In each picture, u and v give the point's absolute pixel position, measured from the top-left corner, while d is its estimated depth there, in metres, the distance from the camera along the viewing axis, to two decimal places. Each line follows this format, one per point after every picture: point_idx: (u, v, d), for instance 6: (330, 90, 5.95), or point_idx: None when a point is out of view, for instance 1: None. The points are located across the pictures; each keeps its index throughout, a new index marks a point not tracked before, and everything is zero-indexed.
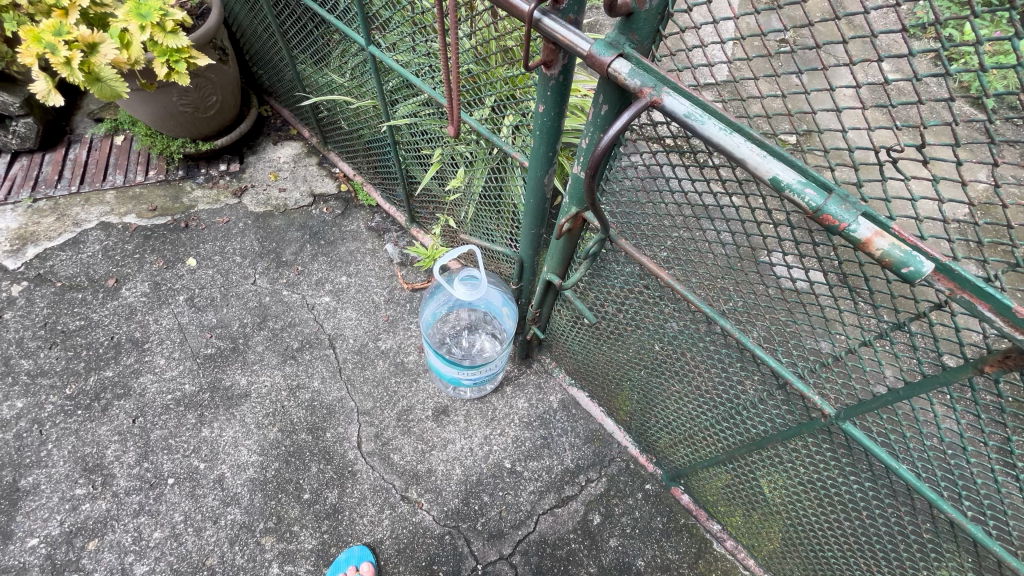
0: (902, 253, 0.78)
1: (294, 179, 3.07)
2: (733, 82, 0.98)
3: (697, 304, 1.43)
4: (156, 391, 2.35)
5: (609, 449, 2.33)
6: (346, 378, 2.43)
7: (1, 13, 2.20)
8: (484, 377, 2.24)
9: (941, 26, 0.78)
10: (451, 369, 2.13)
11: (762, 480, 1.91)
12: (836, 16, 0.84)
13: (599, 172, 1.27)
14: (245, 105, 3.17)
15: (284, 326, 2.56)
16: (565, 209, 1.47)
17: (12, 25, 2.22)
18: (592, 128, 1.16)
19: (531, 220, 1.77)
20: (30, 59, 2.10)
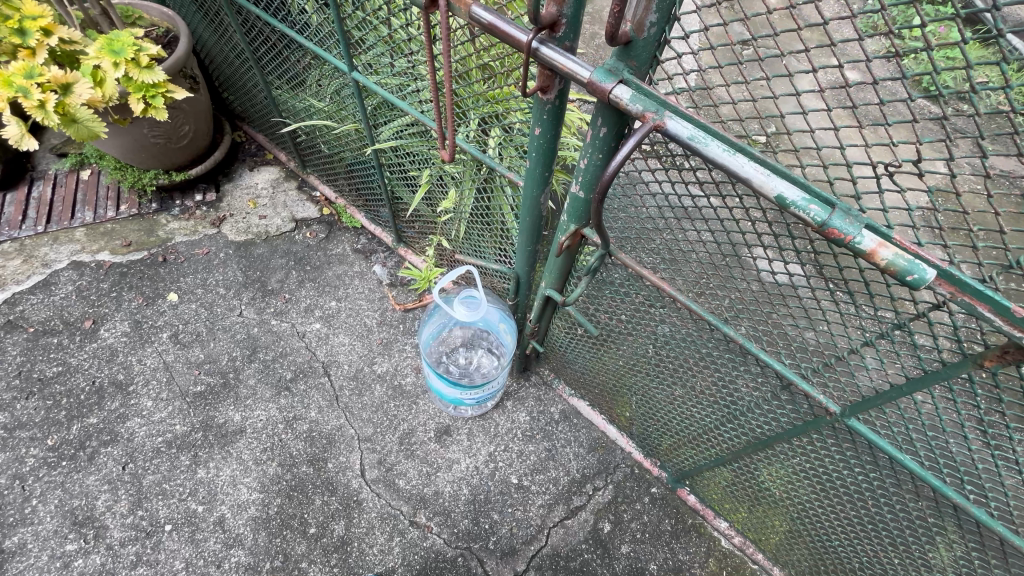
0: (905, 262, 0.82)
1: (273, 205, 3.02)
2: (728, 102, 1.01)
3: (697, 311, 1.46)
4: (144, 435, 2.26)
5: (613, 455, 2.35)
6: (343, 406, 2.40)
7: None
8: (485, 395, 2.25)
9: (931, 47, 0.82)
10: (450, 389, 2.13)
11: (768, 477, 1.96)
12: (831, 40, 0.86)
13: (599, 192, 1.30)
14: (218, 132, 3.11)
15: (275, 357, 2.50)
16: (564, 226, 1.49)
17: None
18: (592, 149, 1.19)
19: (526, 238, 1.78)
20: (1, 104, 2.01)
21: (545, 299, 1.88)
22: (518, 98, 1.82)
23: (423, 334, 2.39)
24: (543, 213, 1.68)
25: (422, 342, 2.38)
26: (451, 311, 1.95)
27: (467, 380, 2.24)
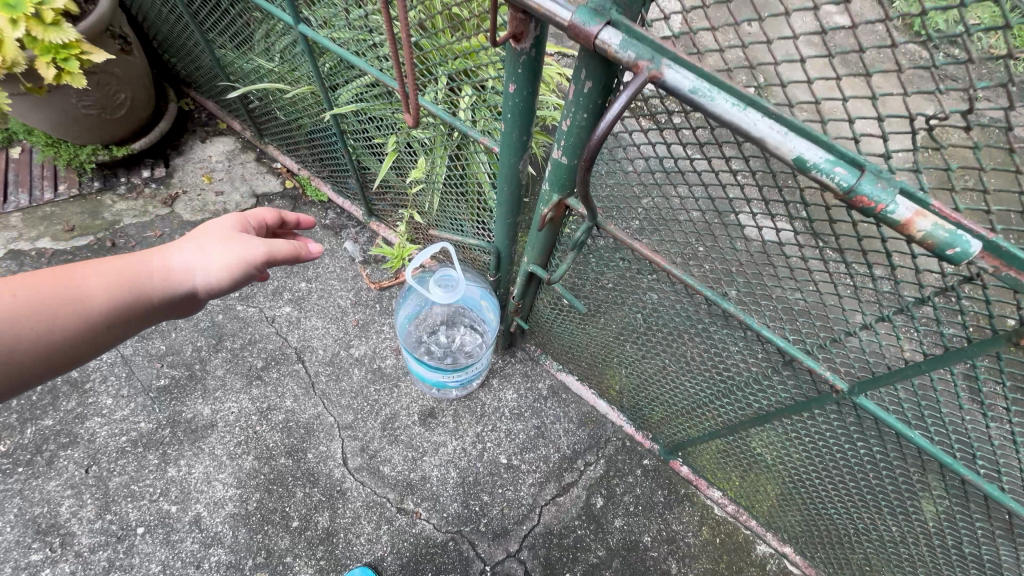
0: (947, 234, 0.71)
1: (230, 180, 2.78)
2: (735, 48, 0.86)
3: (692, 284, 1.32)
4: (106, 435, 2.11)
5: (604, 429, 2.30)
6: (320, 393, 2.27)
7: None
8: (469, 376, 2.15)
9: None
10: (433, 373, 2.02)
11: (766, 448, 1.91)
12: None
13: (585, 157, 1.15)
14: (161, 100, 2.81)
15: (243, 345, 2.34)
16: (546, 197, 1.34)
17: None
18: (576, 108, 1.03)
19: (505, 210, 1.62)
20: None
21: (529, 275, 1.74)
22: (489, 51, 1.62)
23: (398, 317, 2.24)
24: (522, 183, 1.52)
25: (398, 326, 2.23)
26: (429, 291, 1.81)
27: (449, 363, 2.12)
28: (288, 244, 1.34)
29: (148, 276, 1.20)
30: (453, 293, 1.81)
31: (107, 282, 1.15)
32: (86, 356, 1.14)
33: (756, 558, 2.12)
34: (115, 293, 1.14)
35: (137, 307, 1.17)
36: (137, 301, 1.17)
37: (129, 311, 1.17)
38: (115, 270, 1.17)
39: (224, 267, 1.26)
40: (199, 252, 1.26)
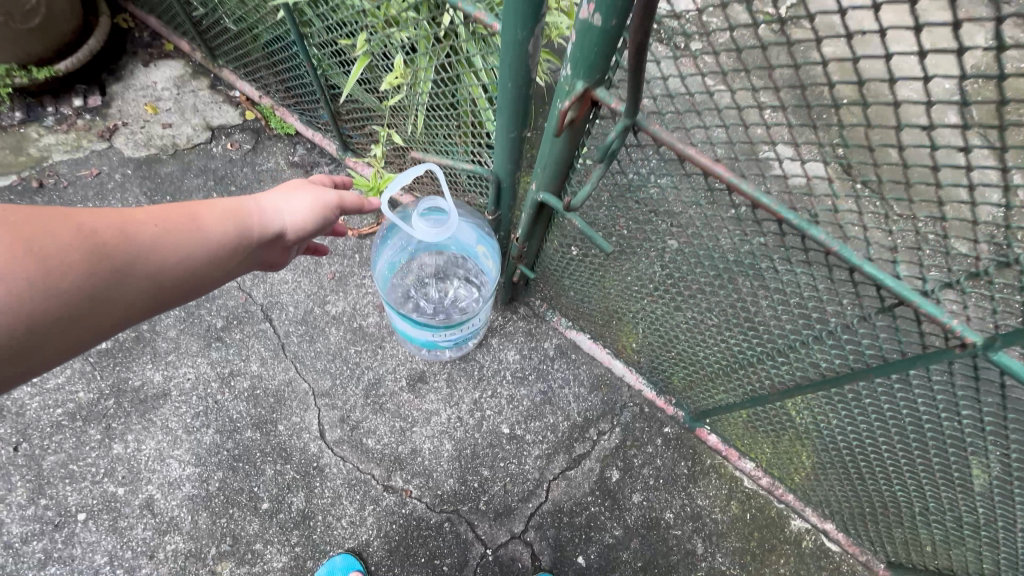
0: None
1: (179, 110, 2.36)
2: None
3: (768, 202, 0.95)
4: (39, 408, 1.79)
5: (620, 394, 2.01)
6: (291, 357, 1.96)
7: None
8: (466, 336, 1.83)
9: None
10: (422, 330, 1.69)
11: (819, 416, 1.62)
12: None
13: (629, 12, 0.82)
14: (91, 12, 2.35)
15: (199, 302, 2.00)
16: (565, 86, 0.99)
17: None
18: None
19: (508, 120, 1.27)
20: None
21: (538, 206, 1.40)
22: None
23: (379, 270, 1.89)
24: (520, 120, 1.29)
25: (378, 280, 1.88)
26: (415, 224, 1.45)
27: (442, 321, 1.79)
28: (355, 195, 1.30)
29: (249, 214, 1.07)
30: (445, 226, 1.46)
31: (215, 215, 1.01)
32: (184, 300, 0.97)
33: (790, 534, 1.88)
34: (219, 227, 1.01)
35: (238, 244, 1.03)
36: (241, 239, 1.03)
37: (235, 250, 1.03)
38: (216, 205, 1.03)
39: (311, 212, 1.19)
40: (286, 197, 1.17)
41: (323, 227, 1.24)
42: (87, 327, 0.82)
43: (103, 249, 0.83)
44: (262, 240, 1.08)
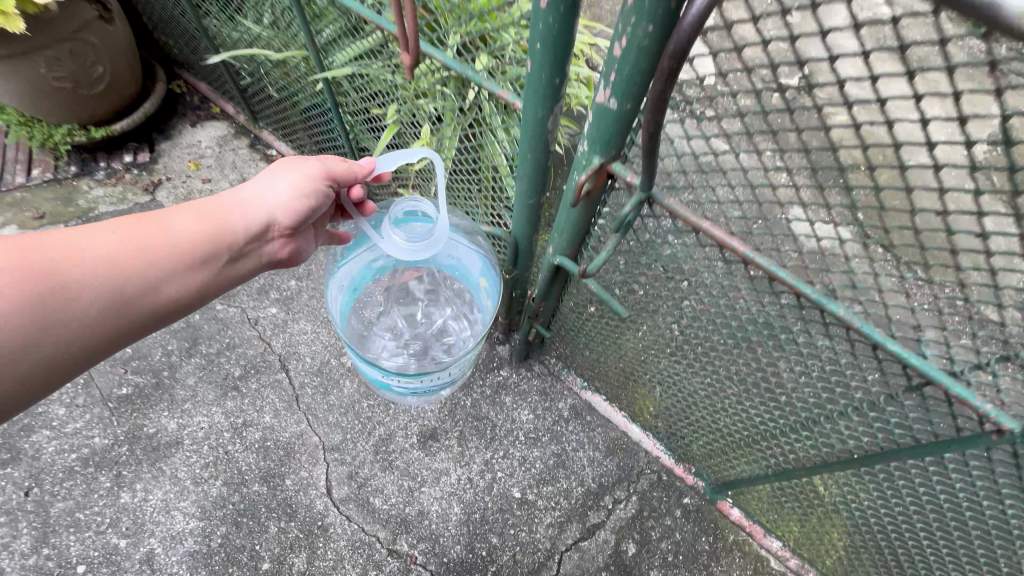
0: None
1: (220, 167, 2.51)
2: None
3: (786, 275, 0.97)
4: (54, 452, 1.81)
5: (637, 460, 1.93)
6: (304, 408, 1.95)
7: None
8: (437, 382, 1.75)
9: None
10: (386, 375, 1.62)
11: (850, 491, 1.54)
12: None
13: (643, 97, 0.86)
14: (149, 80, 2.58)
15: (220, 350, 2.05)
16: (584, 159, 1.02)
17: None
18: (638, 17, 0.74)
19: (528, 185, 1.31)
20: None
21: (554, 268, 1.41)
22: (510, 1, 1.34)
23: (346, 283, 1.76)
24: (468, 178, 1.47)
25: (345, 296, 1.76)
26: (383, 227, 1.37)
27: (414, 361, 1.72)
28: (343, 162, 1.34)
29: (231, 214, 1.19)
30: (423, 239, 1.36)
31: (188, 223, 1.13)
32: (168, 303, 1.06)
33: None
34: (202, 230, 1.14)
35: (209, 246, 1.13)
36: (217, 238, 1.15)
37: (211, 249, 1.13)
38: (200, 214, 1.16)
39: (298, 192, 1.25)
40: (266, 188, 1.24)
41: (321, 207, 1.30)
42: (75, 328, 0.92)
43: (82, 262, 0.95)
44: (241, 234, 1.18)
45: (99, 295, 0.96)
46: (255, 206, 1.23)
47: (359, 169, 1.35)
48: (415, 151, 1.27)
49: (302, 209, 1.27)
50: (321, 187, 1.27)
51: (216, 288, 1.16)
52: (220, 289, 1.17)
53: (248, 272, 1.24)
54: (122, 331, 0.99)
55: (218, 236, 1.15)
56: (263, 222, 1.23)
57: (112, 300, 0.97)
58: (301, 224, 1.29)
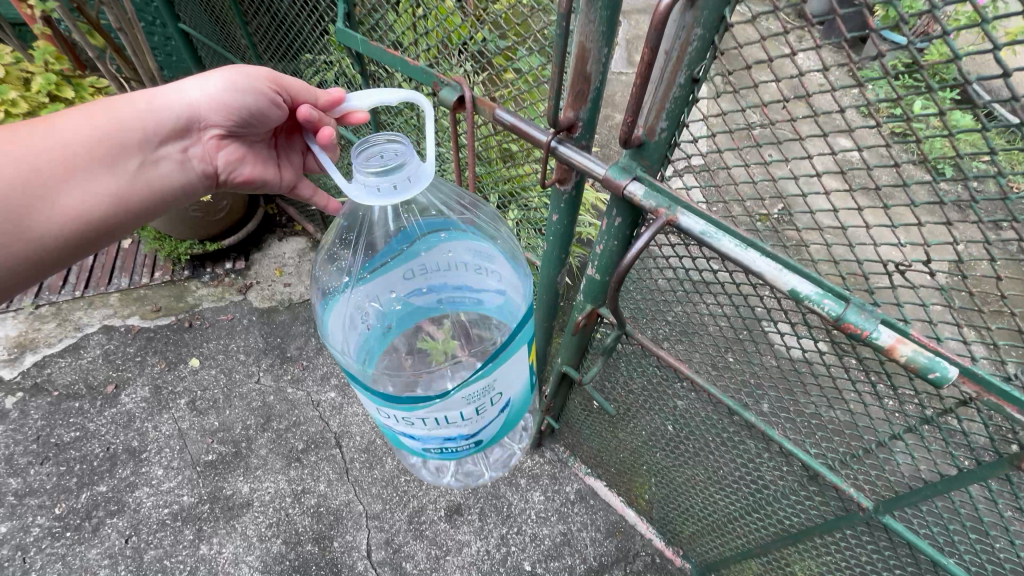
0: (926, 360, 0.83)
1: (298, 273, 3.10)
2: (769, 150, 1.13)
3: (715, 392, 1.42)
4: (151, 506, 2.22)
5: (633, 542, 2.22)
6: (353, 480, 2.34)
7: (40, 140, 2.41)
8: (460, 428, 1.20)
9: (970, 113, 0.83)
10: (388, 409, 1.14)
11: (797, 568, 1.82)
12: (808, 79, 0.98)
13: (613, 275, 1.33)
14: (252, 205, 3.29)
15: (288, 427, 2.49)
16: (580, 305, 1.51)
17: None
18: (608, 237, 1.25)
19: (543, 313, 1.81)
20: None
21: (561, 374, 1.86)
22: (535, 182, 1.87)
23: (352, 343, 1.34)
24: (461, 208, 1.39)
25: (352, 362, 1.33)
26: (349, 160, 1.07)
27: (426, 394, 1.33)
28: (302, 83, 1.33)
29: (135, 117, 1.24)
30: (393, 169, 1.02)
31: (88, 117, 1.20)
32: (70, 191, 1.15)
33: None
34: (102, 133, 1.20)
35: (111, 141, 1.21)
36: (118, 131, 1.22)
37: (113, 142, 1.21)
38: (98, 115, 1.21)
39: (219, 88, 1.27)
40: (183, 85, 1.28)
41: (255, 105, 1.28)
42: None
43: None
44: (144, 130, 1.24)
45: (5, 194, 1.08)
46: (166, 104, 1.27)
47: (321, 90, 1.36)
48: (395, 88, 1.11)
49: (230, 105, 1.28)
50: (256, 82, 1.26)
51: (134, 196, 1.25)
52: (139, 196, 1.26)
53: (166, 176, 1.29)
54: (43, 233, 1.13)
55: (122, 139, 1.22)
56: (178, 115, 1.27)
57: (25, 203, 1.10)
58: (227, 123, 1.30)
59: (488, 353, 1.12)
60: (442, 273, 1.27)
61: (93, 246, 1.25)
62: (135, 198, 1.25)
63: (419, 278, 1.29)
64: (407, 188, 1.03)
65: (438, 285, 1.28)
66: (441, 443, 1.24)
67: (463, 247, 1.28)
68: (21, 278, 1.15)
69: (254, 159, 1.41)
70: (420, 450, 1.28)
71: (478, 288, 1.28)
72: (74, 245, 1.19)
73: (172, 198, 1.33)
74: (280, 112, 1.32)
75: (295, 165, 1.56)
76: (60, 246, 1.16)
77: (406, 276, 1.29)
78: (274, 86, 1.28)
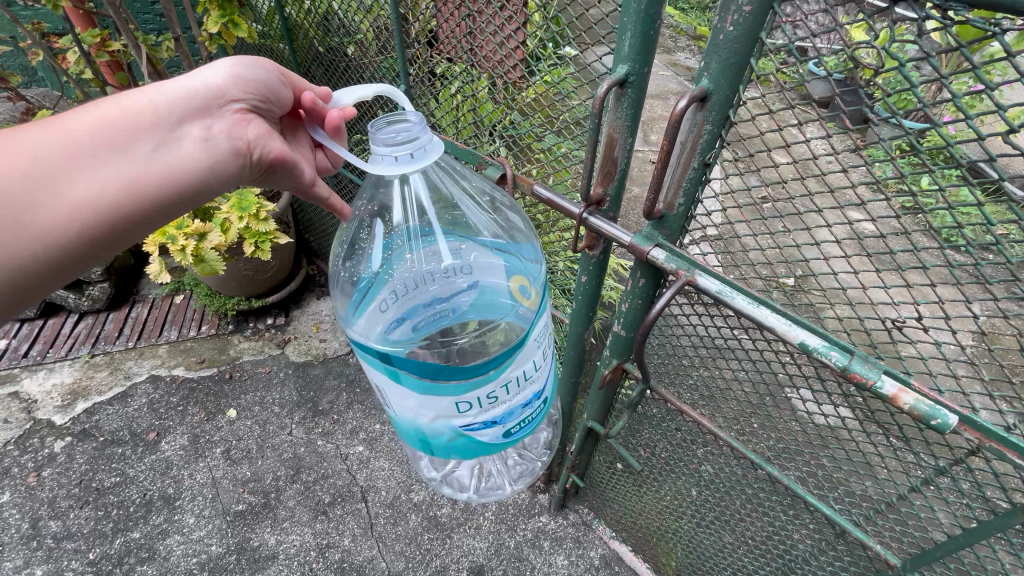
0: (928, 407, 0.93)
1: (334, 329, 3.26)
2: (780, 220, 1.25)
3: (738, 447, 1.47)
4: (180, 555, 2.29)
5: None
6: (377, 536, 2.35)
7: None
8: (533, 388, 1.28)
9: (951, 193, 0.96)
10: (478, 390, 1.17)
11: None
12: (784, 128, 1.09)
13: (638, 331, 1.46)
14: (295, 266, 3.54)
15: (316, 479, 2.54)
16: (606, 360, 1.62)
17: None
18: (633, 295, 1.38)
19: (570, 369, 1.90)
20: (151, 247, 2.66)
21: (587, 430, 1.93)
22: (563, 247, 2.04)
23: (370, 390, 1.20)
24: (483, 205, 1.47)
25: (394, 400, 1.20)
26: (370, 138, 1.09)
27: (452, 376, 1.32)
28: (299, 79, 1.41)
29: (146, 99, 1.11)
30: (409, 140, 1.07)
31: (99, 107, 1.09)
32: (78, 179, 1.02)
33: None
34: (111, 117, 1.07)
35: (122, 125, 1.08)
36: (129, 115, 1.09)
37: (124, 126, 1.08)
38: (108, 103, 1.10)
39: (234, 71, 1.23)
40: (199, 71, 1.19)
41: (266, 81, 1.29)
42: None
43: None
44: (161, 112, 1.11)
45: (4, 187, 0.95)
46: (181, 83, 1.16)
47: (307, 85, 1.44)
48: (370, 84, 1.19)
49: (246, 80, 1.25)
50: (263, 63, 1.30)
51: (153, 180, 1.09)
52: (159, 180, 1.09)
53: (189, 155, 1.13)
54: (48, 228, 0.99)
55: (132, 120, 1.08)
56: (196, 96, 1.16)
57: (25, 197, 0.97)
58: (250, 97, 1.25)
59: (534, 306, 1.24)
60: (411, 293, 1.29)
61: (112, 246, 1.09)
62: (156, 183, 1.09)
63: (392, 308, 1.28)
64: (424, 157, 1.08)
65: (410, 309, 1.27)
66: (522, 413, 1.29)
67: (422, 258, 1.34)
68: (28, 284, 1.01)
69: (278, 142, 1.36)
70: (502, 438, 1.30)
71: (448, 298, 1.30)
72: (90, 239, 1.04)
73: (201, 185, 1.16)
74: (287, 91, 1.36)
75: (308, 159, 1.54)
76: (69, 243, 1.02)
77: (382, 308, 1.29)
78: (277, 69, 1.34)
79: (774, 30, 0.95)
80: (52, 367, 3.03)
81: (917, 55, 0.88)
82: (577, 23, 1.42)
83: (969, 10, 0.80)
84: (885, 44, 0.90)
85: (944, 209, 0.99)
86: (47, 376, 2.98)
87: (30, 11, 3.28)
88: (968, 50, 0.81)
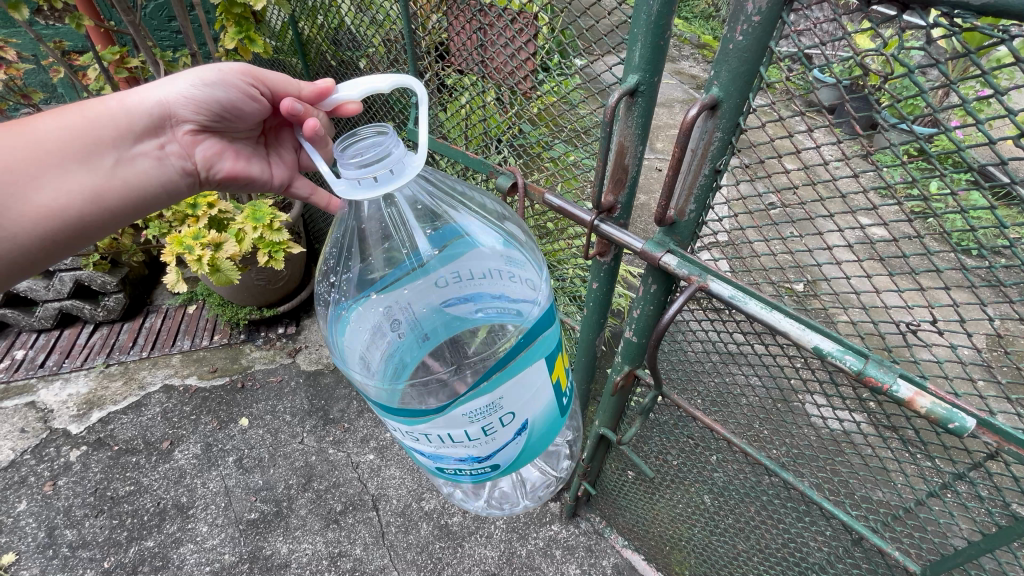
0: (945, 410, 0.93)
1: None
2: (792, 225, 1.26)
3: (753, 453, 1.46)
4: (194, 563, 2.30)
5: None
6: (388, 544, 2.35)
7: (150, 224, 2.89)
8: (471, 451, 1.24)
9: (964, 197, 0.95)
10: (393, 423, 1.23)
11: None
12: (790, 133, 1.09)
13: (651, 337, 1.46)
14: (307, 276, 3.58)
15: (328, 487, 2.55)
16: (618, 366, 1.62)
17: (155, 231, 2.88)
18: (645, 302, 1.39)
19: (581, 375, 1.90)
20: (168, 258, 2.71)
21: (599, 437, 1.92)
22: (573, 254, 2.05)
23: (378, 351, 1.35)
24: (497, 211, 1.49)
25: (375, 374, 1.33)
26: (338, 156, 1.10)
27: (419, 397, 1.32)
28: (283, 78, 1.39)
29: (106, 115, 1.24)
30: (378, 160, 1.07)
31: (57, 116, 1.20)
32: (41, 188, 1.15)
33: None
34: (71, 130, 1.20)
35: (82, 138, 1.20)
36: (89, 130, 1.22)
37: (84, 140, 1.21)
38: (67, 116, 1.21)
39: (191, 86, 1.29)
40: (152, 87, 1.30)
41: (228, 98, 1.32)
42: None
43: None
44: (119, 130, 1.25)
45: None
46: (138, 103, 1.28)
47: (303, 82, 1.38)
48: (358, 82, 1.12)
49: (204, 100, 1.31)
50: (229, 76, 1.31)
51: (112, 193, 1.25)
52: (117, 193, 1.25)
53: (144, 172, 1.29)
54: (17, 230, 1.12)
55: (93, 135, 1.22)
56: (151, 114, 1.29)
57: None
58: (203, 118, 1.33)
59: (491, 367, 1.15)
60: (478, 282, 1.29)
61: (70, 246, 1.23)
62: (114, 195, 1.25)
63: (451, 287, 1.31)
64: (387, 181, 1.07)
65: (474, 293, 1.29)
66: (455, 463, 1.28)
67: (489, 254, 1.33)
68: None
69: (235, 155, 1.43)
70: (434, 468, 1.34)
71: (514, 298, 1.29)
72: (54, 243, 1.19)
73: (152, 197, 1.33)
74: (256, 103, 1.36)
75: (286, 162, 1.59)
76: (35, 242, 1.16)
77: (439, 284, 1.32)
78: (249, 79, 1.34)
79: (781, 40, 0.97)
80: (68, 377, 3.07)
81: (925, 61, 0.89)
82: (586, 34, 1.44)
83: (976, 18, 0.80)
84: (891, 51, 0.90)
85: (956, 212, 0.98)
86: (63, 386, 3.02)
87: (52, 29, 3.37)
88: (977, 56, 0.81)
